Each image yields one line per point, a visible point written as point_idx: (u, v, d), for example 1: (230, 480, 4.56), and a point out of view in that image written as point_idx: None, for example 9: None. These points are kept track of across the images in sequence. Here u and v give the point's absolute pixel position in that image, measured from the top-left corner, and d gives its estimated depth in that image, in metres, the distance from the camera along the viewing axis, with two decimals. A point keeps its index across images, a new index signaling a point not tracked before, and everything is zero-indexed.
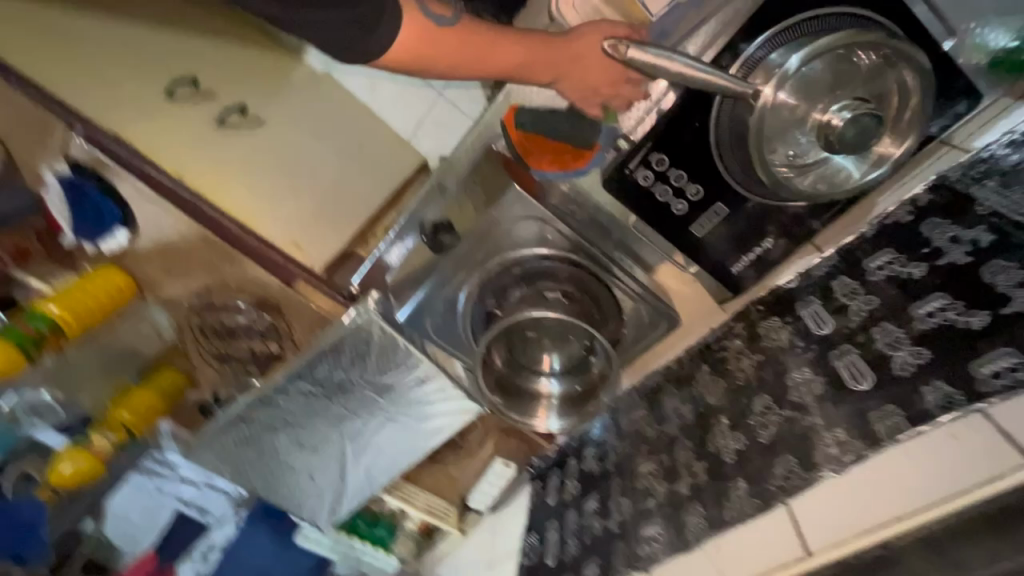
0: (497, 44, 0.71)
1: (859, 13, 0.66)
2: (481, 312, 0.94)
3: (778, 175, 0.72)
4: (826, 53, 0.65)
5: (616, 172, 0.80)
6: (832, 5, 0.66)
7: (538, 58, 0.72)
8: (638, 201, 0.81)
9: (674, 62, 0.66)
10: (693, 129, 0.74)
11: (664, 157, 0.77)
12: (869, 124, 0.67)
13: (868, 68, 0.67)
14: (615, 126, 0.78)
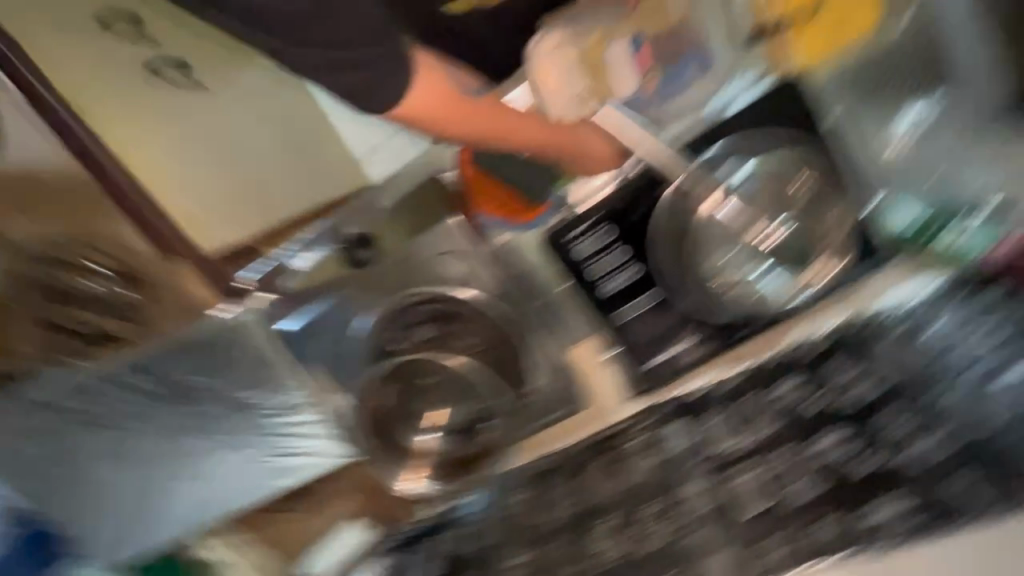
0: (517, 121, 0.66)
1: (795, 143, 0.72)
2: (381, 343, 0.89)
3: (712, 274, 0.77)
4: (762, 176, 0.75)
5: (556, 233, 0.77)
6: (770, 129, 0.72)
7: (559, 141, 0.69)
8: (570, 268, 0.78)
9: (636, 141, 0.67)
10: (639, 212, 0.75)
11: (611, 230, 0.75)
12: (790, 248, 0.78)
13: (798, 198, 0.77)
14: (565, 190, 0.76)
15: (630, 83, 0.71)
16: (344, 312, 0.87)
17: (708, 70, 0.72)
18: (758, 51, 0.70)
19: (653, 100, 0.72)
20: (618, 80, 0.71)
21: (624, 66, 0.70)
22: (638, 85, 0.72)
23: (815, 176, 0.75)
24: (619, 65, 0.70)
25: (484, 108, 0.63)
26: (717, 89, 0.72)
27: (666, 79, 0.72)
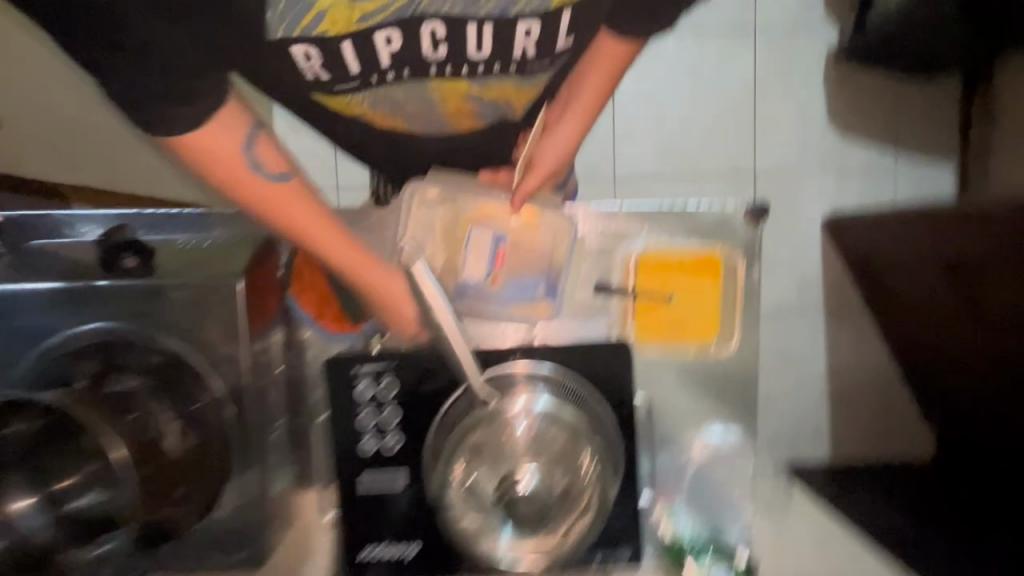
0: (317, 228, 0.57)
1: (601, 411, 0.70)
2: (65, 368, 0.64)
3: (449, 485, 0.67)
4: (564, 421, 0.68)
5: (347, 362, 0.70)
6: (590, 388, 0.70)
7: (361, 274, 0.61)
8: (342, 405, 0.70)
9: (443, 311, 0.61)
10: (437, 387, 0.69)
11: (392, 386, 0.69)
12: (547, 505, 0.68)
13: (584, 469, 0.69)
14: (385, 326, 0.74)
15: (478, 266, 0.71)
16: (51, 309, 0.64)
17: (551, 298, 0.74)
18: (615, 309, 0.75)
19: (488, 292, 0.72)
20: (469, 256, 0.70)
21: (479, 247, 0.70)
22: (484, 273, 0.71)
23: (607, 453, 0.69)
24: (476, 242, 0.70)
25: (275, 202, 0.55)
26: (570, 320, 0.75)
27: (509, 286, 0.72)
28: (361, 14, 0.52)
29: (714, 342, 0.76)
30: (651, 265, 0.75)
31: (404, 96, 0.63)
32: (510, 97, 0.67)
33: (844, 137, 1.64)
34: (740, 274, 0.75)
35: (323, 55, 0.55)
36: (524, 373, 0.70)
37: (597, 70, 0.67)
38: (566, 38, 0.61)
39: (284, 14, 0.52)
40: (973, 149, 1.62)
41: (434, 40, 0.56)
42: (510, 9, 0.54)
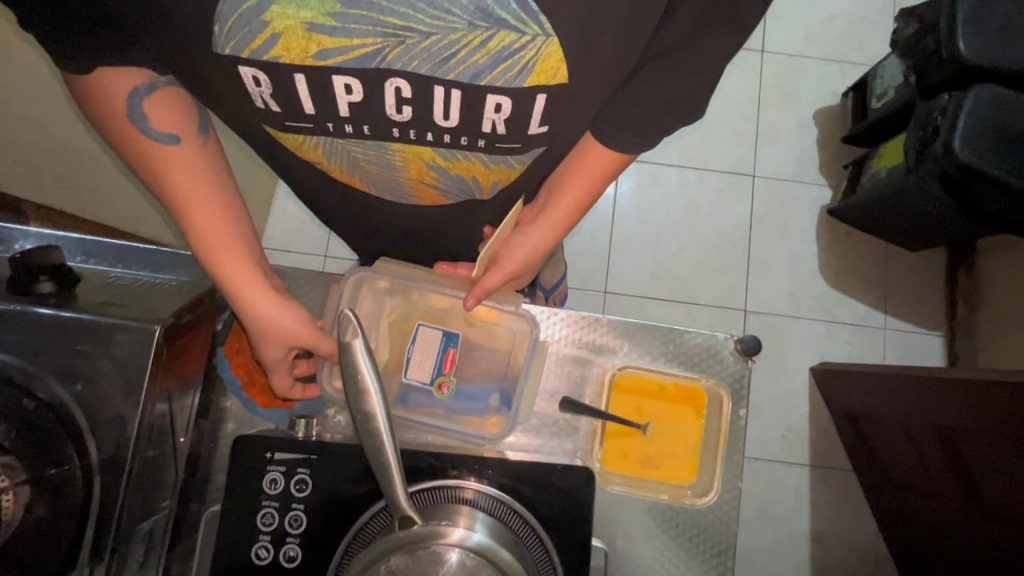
0: (196, 197, 0.59)
1: (546, 554, 0.58)
2: None
3: None
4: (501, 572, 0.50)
5: (258, 444, 0.59)
6: (540, 521, 0.59)
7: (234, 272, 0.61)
8: (239, 497, 0.58)
9: (377, 406, 0.45)
10: (357, 492, 0.58)
11: (307, 484, 0.58)
12: None
13: None
14: (324, 407, 0.67)
15: (425, 365, 0.68)
16: None
17: (503, 407, 0.68)
18: (584, 430, 0.67)
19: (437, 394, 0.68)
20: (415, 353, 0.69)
21: (427, 346, 0.69)
22: (430, 378, 0.68)
23: None
24: (423, 339, 0.69)
25: (159, 156, 0.57)
26: (531, 434, 0.66)
27: (459, 393, 0.69)
28: (317, 48, 0.46)
29: (691, 489, 0.66)
30: (624, 383, 0.69)
31: (364, 156, 0.62)
32: (475, 175, 0.65)
33: (833, 287, 1.67)
34: (727, 413, 0.67)
35: (273, 86, 0.51)
36: (479, 492, 0.58)
37: (577, 192, 0.66)
38: (539, 126, 0.56)
39: (229, 31, 0.45)
40: (960, 320, 1.63)
41: (397, 95, 0.51)
42: (481, 79, 0.49)
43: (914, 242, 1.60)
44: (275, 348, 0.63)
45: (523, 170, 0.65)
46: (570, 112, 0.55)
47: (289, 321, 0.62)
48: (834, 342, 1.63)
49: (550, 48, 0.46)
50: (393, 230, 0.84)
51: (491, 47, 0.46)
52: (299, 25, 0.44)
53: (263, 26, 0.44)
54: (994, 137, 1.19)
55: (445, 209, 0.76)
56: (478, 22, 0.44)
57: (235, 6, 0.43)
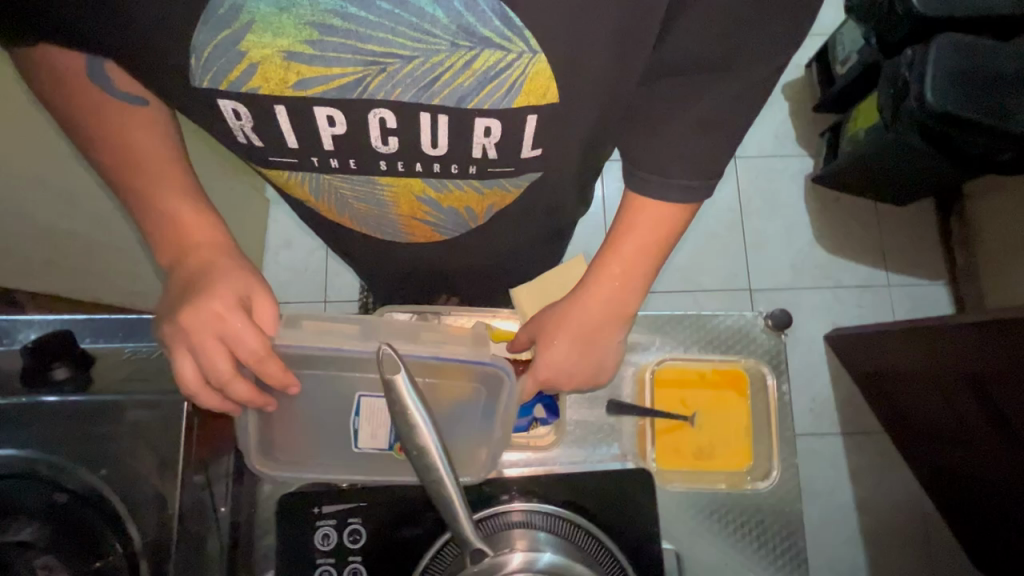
0: (151, 149, 0.53)
1: (606, 546, 0.55)
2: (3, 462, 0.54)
3: None
4: None
5: (303, 503, 0.57)
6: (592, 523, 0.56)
7: (192, 235, 0.55)
8: (290, 563, 0.55)
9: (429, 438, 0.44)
10: (414, 533, 0.56)
11: (361, 533, 0.56)
12: None
13: None
14: None
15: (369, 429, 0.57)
16: None
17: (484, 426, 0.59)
18: (630, 430, 0.65)
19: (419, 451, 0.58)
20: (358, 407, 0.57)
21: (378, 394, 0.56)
22: (386, 445, 0.57)
23: None
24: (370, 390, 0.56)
25: (112, 114, 0.51)
26: (577, 446, 0.64)
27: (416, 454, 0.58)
28: (297, 78, 0.45)
29: (750, 474, 0.64)
30: (665, 379, 0.68)
31: (353, 193, 0.61)
32: (469, 204, 0.64)
33: (831, 255, 1.68)
34: (771, 389, 0.66)
35: (255, 119, 0.49)
36: (523, 510, 0.57)
37: (627, 272, 0.58)
38: (531, 148, 0.54)
39: (204, 63, 0.43)
40: (961, 266, 1.64)
41: (382, 127, 0.50)
42: (468, 101, 0.47)
43: (902, 196, 1.63)
44: (193, 337, 0.51)
45: (518, 193, 0.63)
46: (563, 139, 0.54)
47: (249, 335, 0.50)
48: (842, 307, 1.64)
49: (538, 65, 0.45)
50: (397, 263, 0.83)
51: (477, 67, 0.45)
52: (276, 53, 0.43)
53: (240, 56, 0.43)
54: (962, 83, 1.21)
55: (448, 241, 0.74)
56: (462, 41, 0.43)
57: (209, 39, 0.41)
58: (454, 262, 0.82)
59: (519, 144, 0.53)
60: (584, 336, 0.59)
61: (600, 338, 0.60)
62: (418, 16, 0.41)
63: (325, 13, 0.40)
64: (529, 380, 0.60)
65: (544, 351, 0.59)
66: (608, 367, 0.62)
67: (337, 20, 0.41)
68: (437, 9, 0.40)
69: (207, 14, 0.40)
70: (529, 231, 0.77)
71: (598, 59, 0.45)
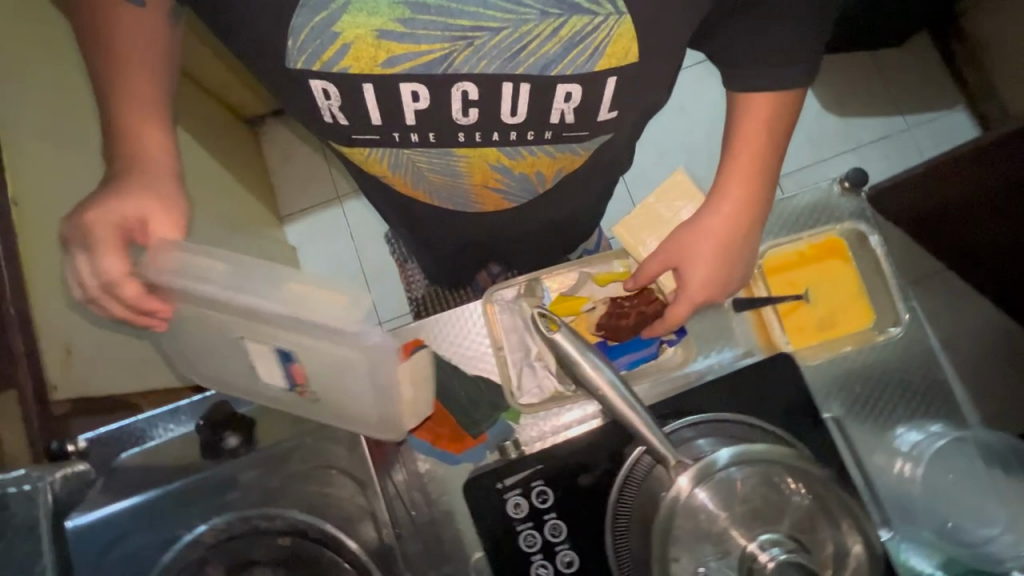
0: (138, 63, 0.58)
1: (762, 427, 0.60)
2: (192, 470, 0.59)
3: None
4: (756, 467, 0.50)
5: (488, 480, 0.61)
6: (739, 415, 0.61)
7: (136, 143, 0.59)
8: (495, 535, 0.60)
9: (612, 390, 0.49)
10: (594, 476, 0.60)
11: (547, 493, 0.60)
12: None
13: (803, 505, 0.51)
14: (511, 426, 0.65)
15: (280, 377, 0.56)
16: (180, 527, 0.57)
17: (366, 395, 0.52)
18: (742, 328, 0.68)
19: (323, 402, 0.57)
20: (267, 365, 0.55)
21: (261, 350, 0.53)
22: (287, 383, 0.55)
23: (820, 479, 0.51)
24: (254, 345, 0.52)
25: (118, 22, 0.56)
26: (706, 356, 0.67)
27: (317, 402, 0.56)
28: (386, 56, 0.45)
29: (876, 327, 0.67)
30: (773, 267, 0.70)
31: (430, 164, 0.60)
32: (540, 166, 0.63)
33: (845, 118, 1.66)
34: (874, 245, 0.69)
35: (343, 98, 0.50)
36: (668, 431, 0.62)
37: (745, 186, 0.62)
38: (609, 111, 0.55)
39: (301, 44, 0.44)
40: (973, 82, 1.61)
41: (464, 100, 0.50)
42: (552, 68, 0.48)
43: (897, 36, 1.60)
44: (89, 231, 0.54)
45: (587, 155, 0.64)
46: (644, 91, 0.54)
47: (118, 260, 0.53)
48: (871, 163, 1.63)
49: (623, 25, 0.45)
50: (465, 236, 0.85)
51: (564, 34, 0.45)
52: (369, 33, 0.43)
53: (334, 37, 0.43)
54: None
55: (514, 210, 0.76)
56: (551, 10, 0.43)
57: (307, 22, 0.43)
58: (520, 229, 0.84)
59: (599, 106, 0.54)
60: (722, 252, 0.63)
61: (737, 247, 0.64)
62: None
63: None
64: (683, 304, 0.64)
65: (689, 276, 0.63)
66: (742, 273, 0.66)
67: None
68: None
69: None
70: (594, 187, 0.78)
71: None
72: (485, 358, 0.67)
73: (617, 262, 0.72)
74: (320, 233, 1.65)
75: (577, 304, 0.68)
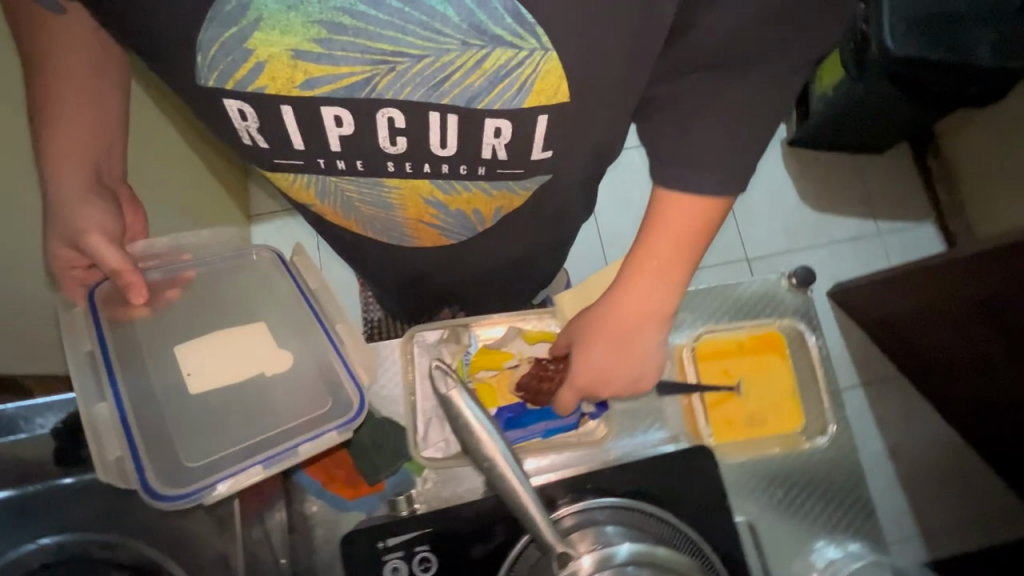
0: (63, 74, 0.58)
1: (679, 526, 0.56)
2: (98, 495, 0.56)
3: None
4: (658, 566, 0.48)
5: (369, 537, 0.56)
6: (659, 506, 0.57)
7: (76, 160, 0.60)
8: None
9: (508, 470, 0.44)
10: (485, 548, 0.56)
11: (431, 562, 0.55)
12: None
13: None
14: (413, 477, 0.63)
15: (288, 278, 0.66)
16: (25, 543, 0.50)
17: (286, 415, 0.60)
18: (674, 410, 0.66)
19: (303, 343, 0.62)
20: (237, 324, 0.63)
21: (199, 363, 0.59)
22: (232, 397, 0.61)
23: None
24: (191, 364, 0.59)
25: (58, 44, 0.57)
26: (626, 435, 0.64)
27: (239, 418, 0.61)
28: (304, 77, 0.45)
29: (806, 432, 0.65)
30: (708, 353, 0.69)
31: (361, 195, 0.60)
32: (477, 206, 0.63)
33: (821, 213, 1.70)
34: (812, 345, 0.68)
35: (260, 118, 0.49)
36: (574, 513, 0.56)
37: (648, 281, 0.57)
38: (543, 149, 0.54)
39: (212, 60, 0.44)
40: (947, 203, 1.68)
41: (391, 126, 0.50)
42: (479, 101, 0.48)
43: (878, 144, 1.66)
44: (67, 237, 0.60)
45: (527, 196, 0.63)
46: (574, 139, 0.54)
47: (110, 249, 0.60)
48: (840, 261, 1.66)
49: (550, 63, 0.45)
50: (410, 270, 0.82)
51: (487, 67, 0.45)
52: (283, 53, 0.43)
53: (247, 54, 0.43)
54: (921, 27, 1.23)
55: (452, 246, 0.74)
56: (473, 40, 0.43)
57: (218, 36, 0.42)
58: (464, 268, 0.82)
59: (531, 145, 0.53)
60: (614, 343, 0.59)
61: (636, 341, 0.60)
62: (429, 14, 0.41)
63: (333, 10, 0.40)
64: (568, 388, 0.62)
65: (581, 358, 0.60)
66: (647, 368, 0.61)
67: (347, 19, 0.40)
68: (447, 7, 0.41)
69: (216, 10, 0.40)
70: (538, 236, 0.76)
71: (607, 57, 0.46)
72: (397, 401, 0.66)
73: (550, 320, 0.70)
74: (286, 241, 1.61)
75: (500, 359, 0.68)
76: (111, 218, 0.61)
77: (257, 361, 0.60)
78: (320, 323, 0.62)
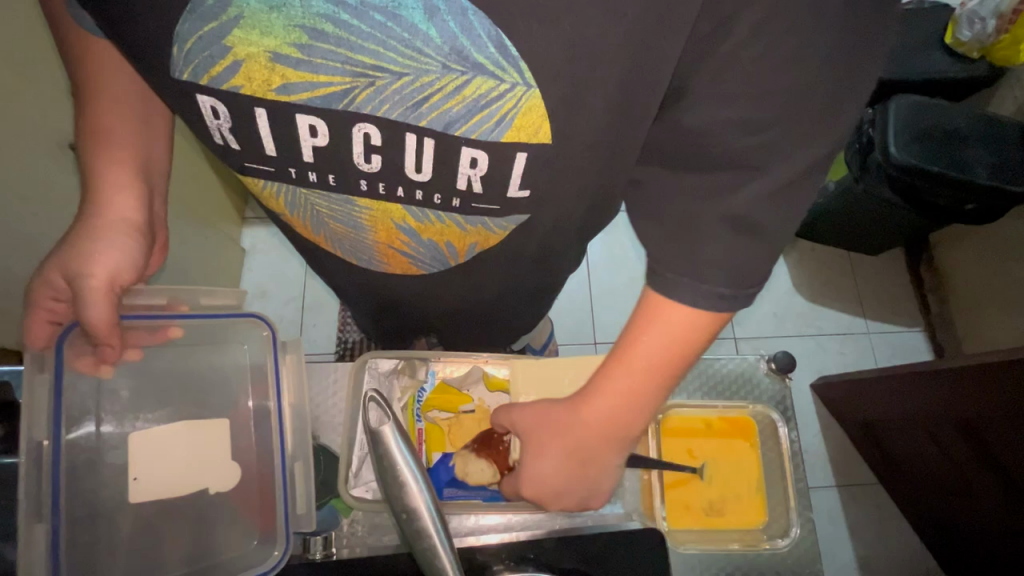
0: (113, 109, 0.53)
1: None
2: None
3: None
4: None
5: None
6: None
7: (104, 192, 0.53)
8: None
9: (426, 519, 0.42)
10: None
11: None
12: None
13: None
14: (339, 516, 0.61)
15: (272, 380, 0.60)
16: None
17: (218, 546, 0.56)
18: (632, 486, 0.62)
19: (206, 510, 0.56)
20: (199, 415, 0.57)
21: (149, 469, 0.53)
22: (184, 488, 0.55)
23: None
24: (137, 467, 0.53)
25: (92, 59, 0.51)
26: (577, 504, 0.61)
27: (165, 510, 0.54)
28: (280, 81, 0.43)
29: (766, 531, 0.61)
30: (675, 431, 0.65)
31: (331, 212, 0.58)
32: (450, 239, 0.62)
33: (811, 302, 1.70)
34: (783, 437, 0.64)
35: (234, 119, 0.48)
36: None
37: (619, 399, 0.49)
38: (520, 187, 0.52)
39: (189, 53, 0.42)
40: (935, 314, 1.67)
41: (366, 144, 0.48)
42: (456, 127, 0.46)
43: (875, 244, 1.67)
44: (66, 270, 0.51)
45: (503, 234, 0.61)
46: (554, 181, 0.53)
47: (102, 300, 0.51)
48: (826, 354, 1.64)
49: (531, 99, 0.43)
50: (384, 294, 0.79)
51: (467, 93, 0.43)
52: (261, 53, 0.41)
53: (225, 51, 0.41)
54: (923, 137, 1.28)
55: (425, 276, 0.71)
56: (454, 64, 0.41)
57: (195, 28, 0.40)
58: (434, 300, 0.79)
59: (507, 181, 0.52)
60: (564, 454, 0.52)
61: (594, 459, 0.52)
62: (410, 32, 0.39)
63: (315, 17, 0.38)
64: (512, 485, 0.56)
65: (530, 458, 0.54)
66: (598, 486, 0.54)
67: (328, 27, 0.39)
68: (430, 27, 0.39)
69: (194, 3, 0.39)
70: (513, 278, 0.74)
71: (587, 110, 0.45)
72: (335, 428, 0.65)
73: (514, 368, 0.68)
74: (275, 249, 1.60)
75: (458, 401, 0.66)
76: (126, 265, 0.53)
77: (201, 477, 0.55)
78: (281, 461, 0.58)
